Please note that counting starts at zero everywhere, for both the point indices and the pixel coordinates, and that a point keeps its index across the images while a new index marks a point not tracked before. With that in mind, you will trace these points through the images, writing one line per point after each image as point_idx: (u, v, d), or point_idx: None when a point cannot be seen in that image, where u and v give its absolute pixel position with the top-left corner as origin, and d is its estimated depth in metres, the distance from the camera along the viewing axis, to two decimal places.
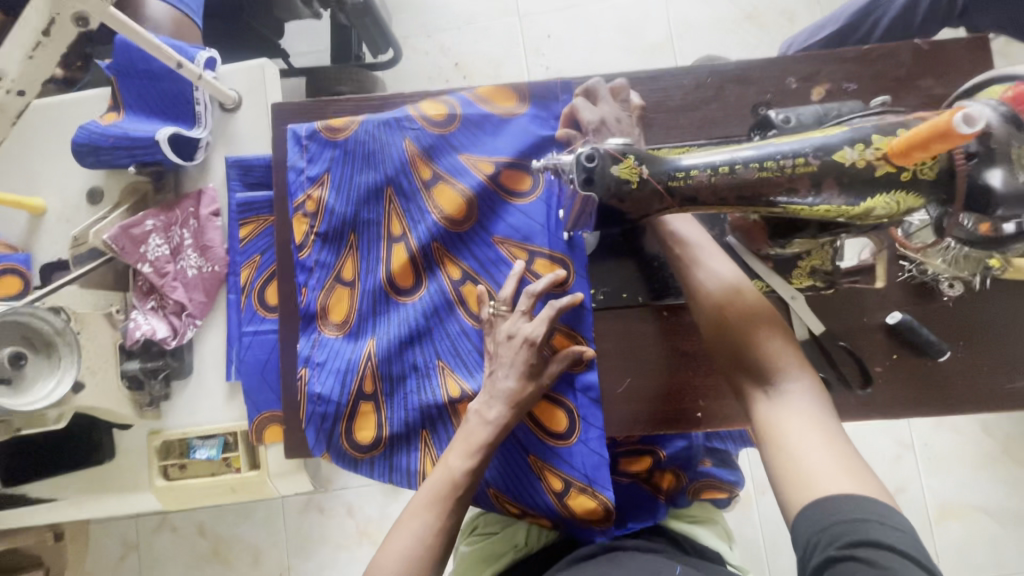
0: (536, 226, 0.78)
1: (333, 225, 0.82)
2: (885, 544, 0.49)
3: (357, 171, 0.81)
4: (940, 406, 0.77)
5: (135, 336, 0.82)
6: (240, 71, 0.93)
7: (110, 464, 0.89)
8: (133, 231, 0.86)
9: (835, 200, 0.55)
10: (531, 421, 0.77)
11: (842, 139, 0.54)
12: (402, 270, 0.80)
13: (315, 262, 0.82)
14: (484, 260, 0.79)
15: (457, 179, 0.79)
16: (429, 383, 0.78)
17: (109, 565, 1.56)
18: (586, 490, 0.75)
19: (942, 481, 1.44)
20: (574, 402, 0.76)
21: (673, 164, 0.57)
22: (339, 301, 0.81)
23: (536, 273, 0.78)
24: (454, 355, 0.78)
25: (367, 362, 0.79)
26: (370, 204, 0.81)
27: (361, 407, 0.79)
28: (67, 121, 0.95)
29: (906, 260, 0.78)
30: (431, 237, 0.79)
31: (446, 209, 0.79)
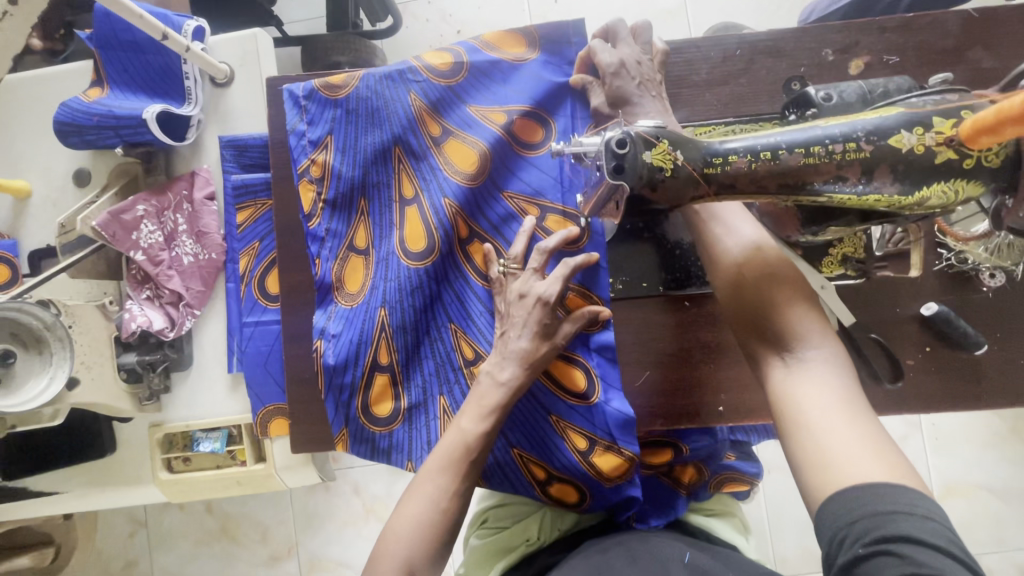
0: (548, 180, 0.74)
1: (341, 191, 0.77)
2: (919, 539, 0.41)
3: (361, 131, 0.76)
4: (973, 400, 0.74)
5: (131, 328, 0.78)
6: (231, 42, 0.87)
7: (112, 457, 0.87)
8: (124, 217, 0.80)
9: (887, 189, 0.50)
10: (547, 378, 0.74)
11: (898, 121, 0.49)
12: (413, 233, 0.74)
13: (326, 231, 0.77)
14: (495, 219, 0.75)
15: (467, 133, 0.75)
16: (442, 346, 0.74)
17: (118, 541, 1.58)
18: (612, 447, 0.72)
19: (950, 461, 1.43)
20: (589, 361, 0.74)
21: (711, 148, 0.52)
22: (354, 272, 0.77)
23: (547, 230, 0.73)
24: (465, 317, 0.74)
25: (382, 331, 0.74)
26: (378, 164, 0.76)
27: (376, 378, 0.74)
28: (48, 96, 0.89)
29: (944, 248, 0.74)
30: (444, 195, 0.74)
31: (458, 164, 0.74)
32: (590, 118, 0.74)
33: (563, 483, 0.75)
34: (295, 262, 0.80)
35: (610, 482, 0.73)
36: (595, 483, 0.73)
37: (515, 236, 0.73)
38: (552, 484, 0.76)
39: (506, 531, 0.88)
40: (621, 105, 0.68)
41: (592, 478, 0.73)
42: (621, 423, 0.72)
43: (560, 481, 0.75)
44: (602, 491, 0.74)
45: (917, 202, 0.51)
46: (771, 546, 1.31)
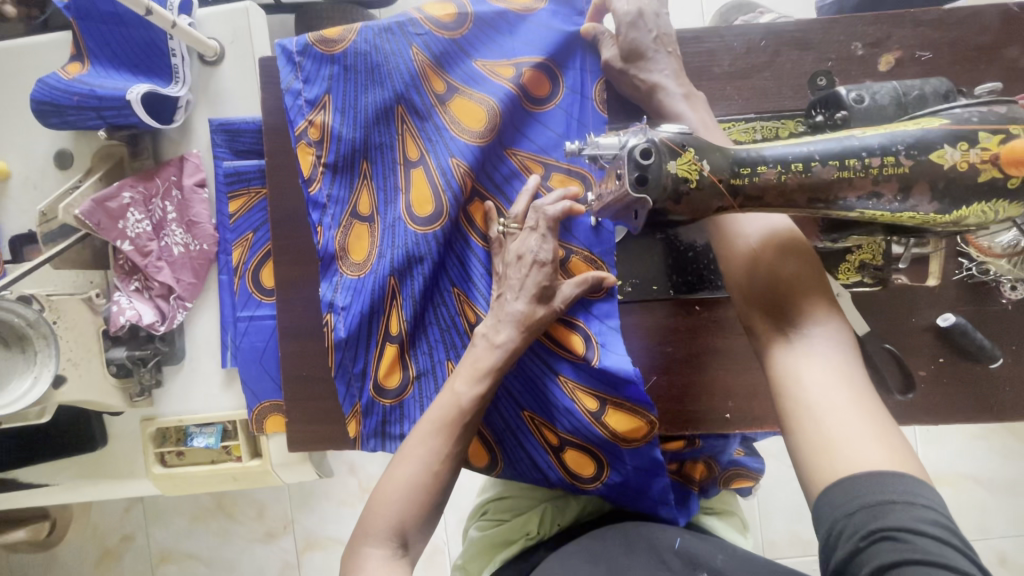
0: (554, 137, 0.71)
1: (342, 153, 0.71)
2: (920, 529, 0.40)
3: (362, 89, 0.70)
4: (983, 413, 0.72)
5: (119, 322, 0.75)
6: (221, 16, 0.81)
7: (104, 450, 0.85)
8: (109, 205, 0.76)
9: (923, 207, 0.47)
10: (549, 340, 0.72)
11: (941, 134, 0.46)
12: (420, 198, 0.70)
13: (328, 197, 0.71)
14: (499, 178, 0.72)
15: (473, 90, 0.70)
16: (445, 310, 0.72)
17: (113, 515, 1.58)
18: (623, 406, 0.70)
19: (940, 452, 1.45)
20: (590, 327, 0.71)
21: (738, 156, 0.49)
22: (360, 240, 0.71)
23: (549, 188, 0.71)
24: (467, 279, 0.72)
25: (391, 300, 0.70)
26: (381, 124, 0.71)
27: (385, 349, 0.70)
28: (25, 70, 0.83)
29: (965, 257, 0.71)
30: (453, 155, 0.69)
31: (463, 121, 0.70)
32: (598, 74, 0.70)
33: (577, 448, 0.72)
34: (291, 255, 0.76)
35: (626, 446, 0.70)
36: (610, 446, 0.70)
37: (516, 195, 0.71)
38: (566, 449, 0.73)
39: (504, 527, 0.88)
40: (634, 58, 0.66)
41: (606, 441, 0.70)
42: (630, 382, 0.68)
43: (574, 447, 0.72)
44: (619, 456, 0.71)
45: (953, 221, 0.48)
46: (760, 530, 1.33)
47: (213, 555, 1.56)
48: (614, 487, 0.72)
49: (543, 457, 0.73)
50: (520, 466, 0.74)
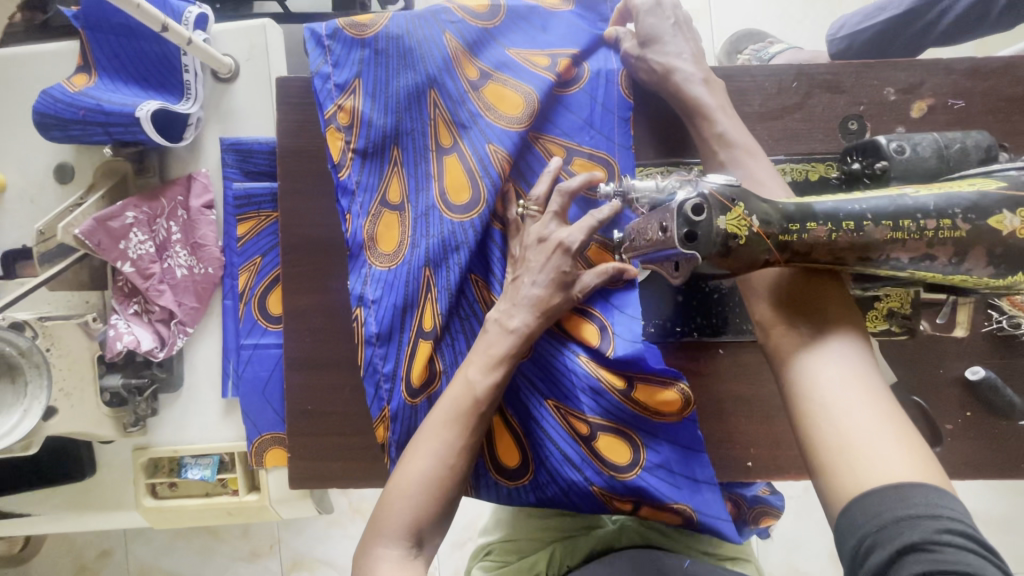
0: (579, 123, 0.69)
1: (373, 140, 0.69)
2: (946, 543, 0.35)
3: (394, 73, 0.68)
4: (1011, 469, 0.71)
5: (116, 349, 0.70)
6: (237, 33, 0.78)
7: (92, 480, 0.80)
8: (111, 225, 0.72)
9: (979, 272, 0.46)
10: (560, 329, 0.71)
11: (999, 199, 0.44)
12: (454, 183, 0.67)
13: (357, 183, 0.69)
14: (525, 165, 0.69)
15: (506, 75, 0.68)
16: (468, 301, 0.69)
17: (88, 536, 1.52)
18: (652, 381, 0.69)
19: None
20: (606, 317, 0.70)
21: (788, 211, 0.47)
22: (389, 230, 0.69)
23: (571, 173, 0.68)
24: (492, 268, 0.69)
25: (426, 293, 0.67)
26: (412, 110, 0.68)
27: (418, 347, 0.67)
28: (26, 80, 0.80)
29: (995, 310, 0.70)
30: (488, 141, 0.66)
31: (496, 104, 0.67)
32: (623, 62, 0.69)
33: (609, 435, 0.70)
34: (299, 286, 0.73)
35: (661, 419, 0.69)
36: (642, 421, 0.70)
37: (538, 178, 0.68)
38: (598, 437, 0.70)
39: (508, 568, 0.85)
40: (650, 44, 0.66)
41: (637, 416, 0.69)
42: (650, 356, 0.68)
43: (606, 432, 0.70)
44: (653, 432, 0.70)
45: (1008, 286, 0.46)
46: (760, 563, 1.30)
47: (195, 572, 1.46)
48: (653, 470, 0.69)
49: (573, 449, 0.70)
50: (551, 463, 0.71)
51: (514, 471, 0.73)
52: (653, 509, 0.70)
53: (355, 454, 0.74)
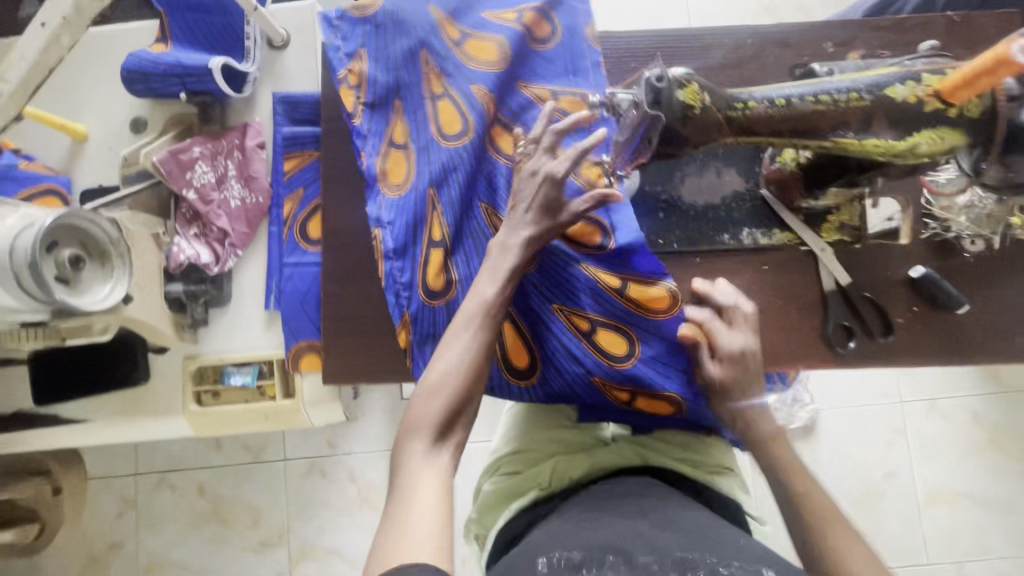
0: (559, 69, 0.84)
1: (378, 93, 0.83)
2: None
3: (391, 40, 0.83)
4: (957, 356, 0.81)
5: (180, 259, 0.84)
6: (289, 11, 0.95)
7: (145, 387, 0.90)
8: (181, 157, 0.86)
9: (884, 135, 0.59)
10: (566, 238, 0.81)
11: (894, 77, 0.57)
12: (448, 119, 0.81)
13: (368, 130, 0.81)
14: (515, 106, 0.83)
15: (483, 32, 0.84)
16: (475, 220, 0.80)
17: (106, 521, 1.71)
18: (643, 282, 0.80)
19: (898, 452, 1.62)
20: (607, 217, 0.81)
21: (733, 96, 0.60)
22: (397, 164, 0.81)
23: (561, 109, 0.81)
24: (495, 193, 0.80)
25: (433, 209, 0.80)
26: (407, 67, 0.83)
27: (429, 255, 0.78)
28: (111, 50, 0.95)
29: (930, 219, 0.82)
30: (472, 83, 0.81)
31: (476, 55, 0.83)
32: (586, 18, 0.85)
33: (608, 330, 0.81)
34: (338, 208, 0.86)
35: (652, 317, 0.80)
36: (636, 317, 0.80)
37: (532, 118, 0.81)
38: (597, 331, 0.81)
39: (518, 478, 0.93)
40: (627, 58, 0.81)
41: (630, 312, 0.80)
42: (642, 260, 0.79)
43: (605, 327, 0.81)
44: (647, 328, 0.80)
45: (910, 148, 0.59)
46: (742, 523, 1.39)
47: (202, 565, 1.68)
48: (648, 361, 0.80)
49: (575, 343, 0.81)
50: (558, 356, 0.82)
51: (523, 365, 0.83)
52: (647, 396, 0.82)
53: (382, 354, 0.84)
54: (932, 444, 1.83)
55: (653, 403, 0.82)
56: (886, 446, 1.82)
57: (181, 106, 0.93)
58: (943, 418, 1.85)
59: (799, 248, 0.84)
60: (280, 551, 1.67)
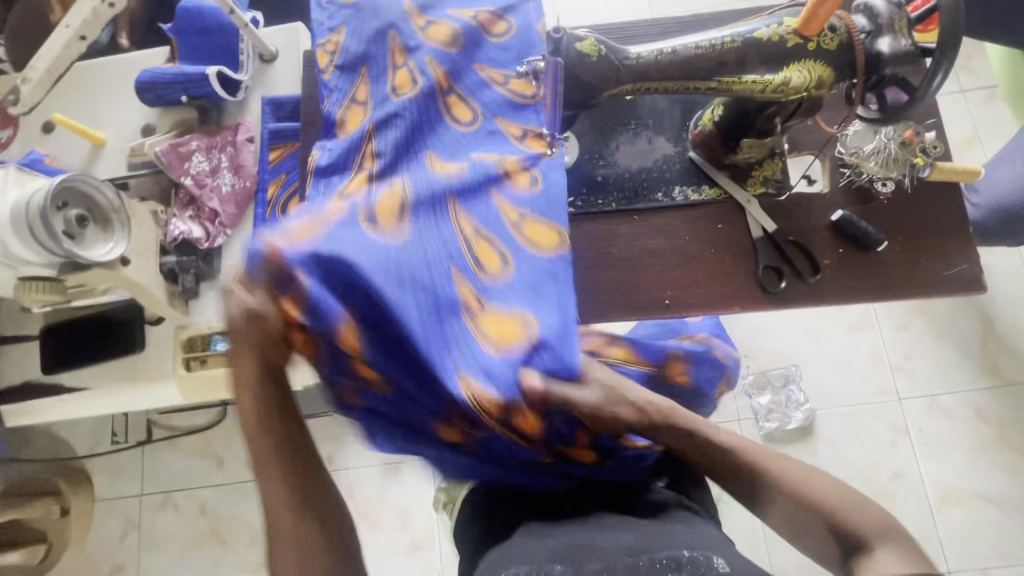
0: (507, 58, 0.97)
1: (348, 58, 0.97)
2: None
3: (367, 19, 0.98)
4: (885, 292, 0.86)
5: (174, 234, 0.96)
6: (278, 33, 1.11)
7: (140, 355, 0.99)
8: (180, 149, 1.00)
9: (758, 71, 0.68)
10: (502, 173, 0.86)
11: (760, 23, 0.68)
12: (401, 81, 0.92)
13: (335, 85, 0.97)
14: (471, 83, 0.94)
15: (445, 20, 0.97)
16: (417, 158, 0.87)
17: (110, 543, 1.75)
18: (544, 220, 0.82)
19: (867, 430, 1.67)
20: (537, 167, 0.87)
21: (628, 50, 0.71)
22: (353, 115, 0.93)
23: (510, 90, 0.94)
24: (443, 145, 0.90)
25: (370, 139, 0.90)
26: (376, 41, 0.96)
27: (315, 203, 0.82)
28: (128, 71, 1.11)
29: (846, 167, 0.89)
30: (427, 57, 0.93)
31: (437, 37, 0.94)
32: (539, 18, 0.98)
33: (484, 243, 0.77)
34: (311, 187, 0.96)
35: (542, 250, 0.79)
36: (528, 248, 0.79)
37: (485, 92, 0.93)
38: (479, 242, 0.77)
39: None
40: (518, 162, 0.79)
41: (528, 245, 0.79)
42: (548, 201, 0.83)
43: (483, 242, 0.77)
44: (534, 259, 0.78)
45: (783, 80, 0.68)
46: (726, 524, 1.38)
47: None
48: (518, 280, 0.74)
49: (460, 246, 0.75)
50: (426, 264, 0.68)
51: (385, 218, 0.69)
52: (492, 315, 0.68)
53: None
54: (938, 442, 1.65)
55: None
56: (889, 447, 1.65)
57: (184, 112, 1.07)
58: (947, 416, 1.67)
59: (727, 201, 0.91)
60: None
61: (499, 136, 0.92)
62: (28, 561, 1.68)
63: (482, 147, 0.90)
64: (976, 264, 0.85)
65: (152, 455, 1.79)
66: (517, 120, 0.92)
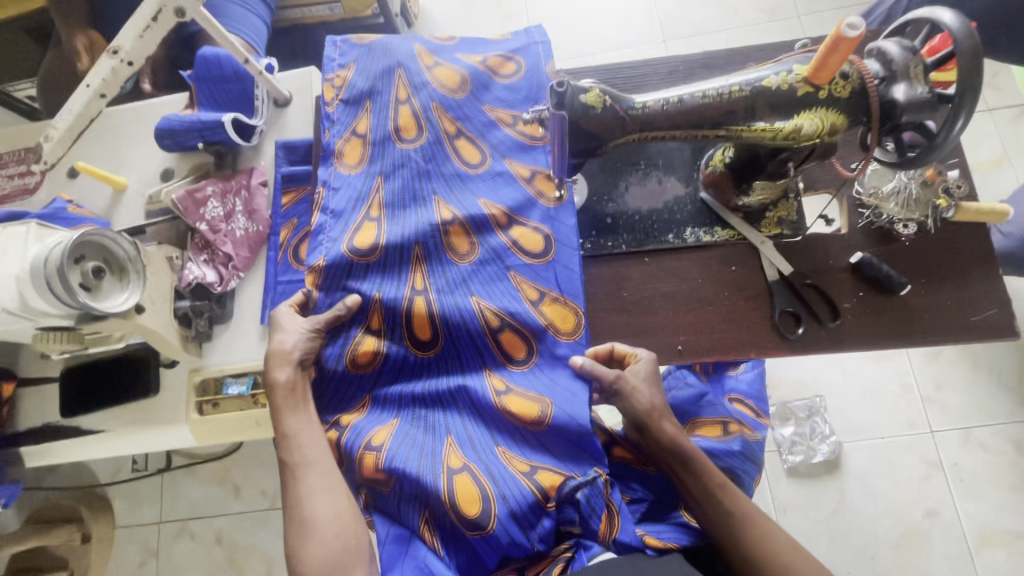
0: (518, 98, 0.98)
1: (354, 93, 0.99)
2: None
3: (375, 60, 1.00)
4: (910, 336, 0.83)
5: (189, 279, 0.98)
6: (292, 76, 1.14)
7: (155, 398, 1.00)
8: (195, 195, 1.02)
9: (768, 120, 0.67)
10: (512, 243, 0.89)
11: (769, 71, 0.67)
12: (405, 125, 0.95)
13: (337, 118, 0.99)
14: (479, 124, 0.96)
15: (452, 64, 0.99)
16: (425, 209, 0.91)
17: (130, 570, 1.76)
18: (558, 299, 0.87)
19: (899, 463, 1.59)
20: (550, 229, 0.90)
21: (632, 100, 0.71)
22: (354, 148, 0.97)
23: (519, 131, 0.96)
24: (448, 191, 0.93)
25: (377, 192, 0.94)
26: (383, 79, 0.99)
27: (363, 457, 0.78)
28: (149, 118, 1.15)
29: (864, 208, 0.87)
30: (432, 99, 0.96)
31: (443, 81, 0.97)
32: (550, 59, 0.99)
33: (511, 331, 0.85)
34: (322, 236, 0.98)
35: (560, 336, 0.85)
36: (543, 331, 0.84)
37: (495, 135, 0.95)
38: (502, 330, 0.85)
39: None
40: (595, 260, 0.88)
41: (543, 328, 0.85)
42: (561, 278, 0.87)
43: (510, 329, 0.84)
44: (550, 342, 0.84)
45: (794, 128, 0.67)
46: None
47: None
48: (537, 367, 0.84)
49: (479, 335, 0.85)
50: (509, 532, 0.71)
51: (468, 512, 0.71)
52: (518, 396, 0.81)
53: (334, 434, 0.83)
54: (975, 478, 1.56)
55: (615, 526, 0.72)
56: (922, 482, 1.57)
57: (201, 156, 1.10)
58: (984, 450, 1.58)
59: (741, 243, 0.89)
60: None
61: (506, 176, 0.94)
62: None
63: (489, 195, 0.92)
64: (1008, 308, 0.82)
65: (171, 484, 1.81)
66: (525, 161, 0.95)
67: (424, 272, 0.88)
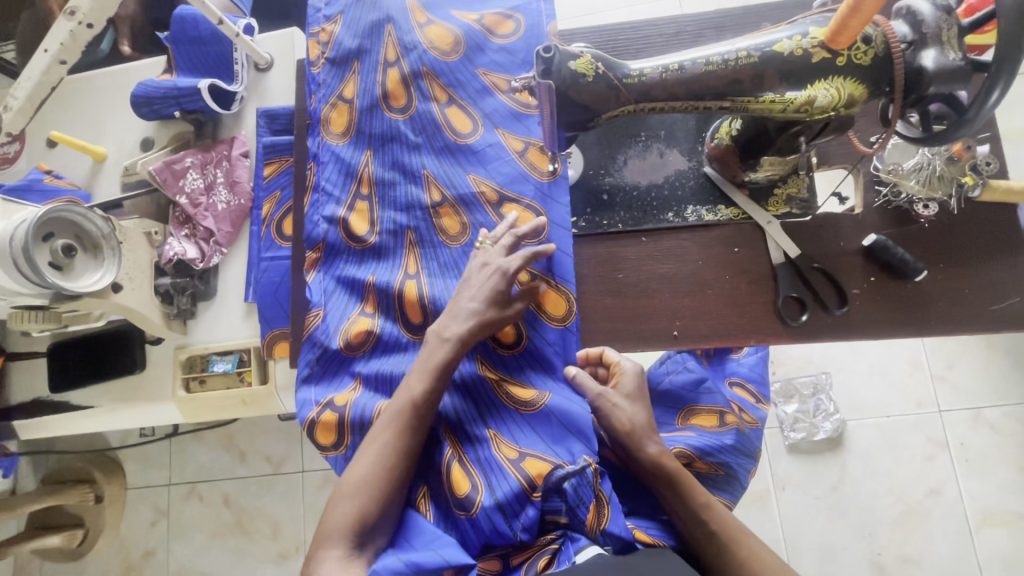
0: (515, 61, 0.89)
1: (340, 52, 0.94)
2: None
3: (364, 13, 0.94)
4: (923, 326, 0.78)
5: (168, 256, 0.94)
6: (272, 38, 1.07)
7: (142, 374, 0.99)
8: (175, 166, 0.97)
9: (778, 90, 0.61)
10: (502, 219, 0.84)
11: (783, 34, 0.60)
12: (394, 88, 0.90)
13: (324, 80, 0.94)
14: (473, 91, 0.89)
15: (444, 23, 0.91)
16: (414, 186, 0.87)
17: (141, 529, 1.82)
18: (550, 283, 0.82)
19: (904, 442, 1.56)
20: (545, 208, 0.83)
21: (627, 67, 0.64)
22: (340, 115, 0.92)
23: (513, 98, 0.88)
24: (439, 167, 0.87)
25: (364, 167, 0.89)
26: (371, 36, 0.92)
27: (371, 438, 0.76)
28: (127, 83, 1.10)
29: (882, 185, 0.80)
30: (422, 63, 0.89)
31: (436, 41, 0.90)
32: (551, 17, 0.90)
33: None
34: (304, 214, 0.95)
35: (552, 323, 0.82)
36: (536, 319, 0.81)
37: (487, 103, 0.88)
38: None
39: None
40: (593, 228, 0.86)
41: (535, 314, 0.81)
42: (553, 262, 0.82)
43: None
44: (538, 328, 0.81)
45: (806, 100, 0.60)
46: None
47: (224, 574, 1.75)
48: (530, 356, 0.80)
49: None
50: (493, 520, 0.69)
51: (457, 492, 0.71)
52: (513, 383, 0.79)
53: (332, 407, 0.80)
54: (981, 458, 1.53)
55: (604, 516, 0.67)
56: (926, 462, 1.54)
57: (181, 125, 1.05)
58: (993, 431, 1.54)
59: (746, 223, 0.83)
60: (296, 563, 1.71)
61: (498, 148, 0.87)
62: (68, 544, 1.76)
63: (478, 169, 0.86)
64: None
65: (178, 449, 1.84)
66: (518, 132, 0.87)
67: (417, 255, 0.85)
